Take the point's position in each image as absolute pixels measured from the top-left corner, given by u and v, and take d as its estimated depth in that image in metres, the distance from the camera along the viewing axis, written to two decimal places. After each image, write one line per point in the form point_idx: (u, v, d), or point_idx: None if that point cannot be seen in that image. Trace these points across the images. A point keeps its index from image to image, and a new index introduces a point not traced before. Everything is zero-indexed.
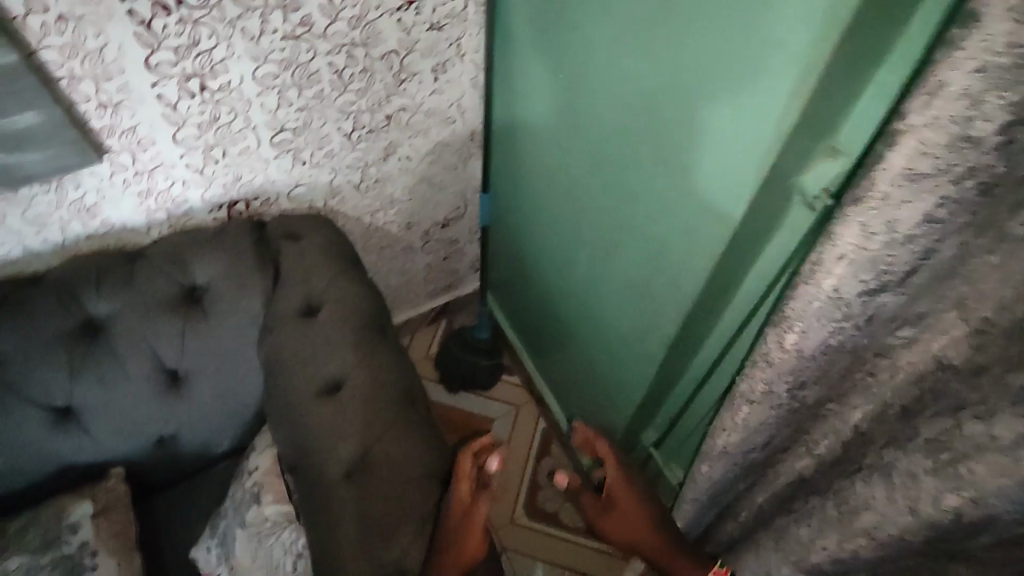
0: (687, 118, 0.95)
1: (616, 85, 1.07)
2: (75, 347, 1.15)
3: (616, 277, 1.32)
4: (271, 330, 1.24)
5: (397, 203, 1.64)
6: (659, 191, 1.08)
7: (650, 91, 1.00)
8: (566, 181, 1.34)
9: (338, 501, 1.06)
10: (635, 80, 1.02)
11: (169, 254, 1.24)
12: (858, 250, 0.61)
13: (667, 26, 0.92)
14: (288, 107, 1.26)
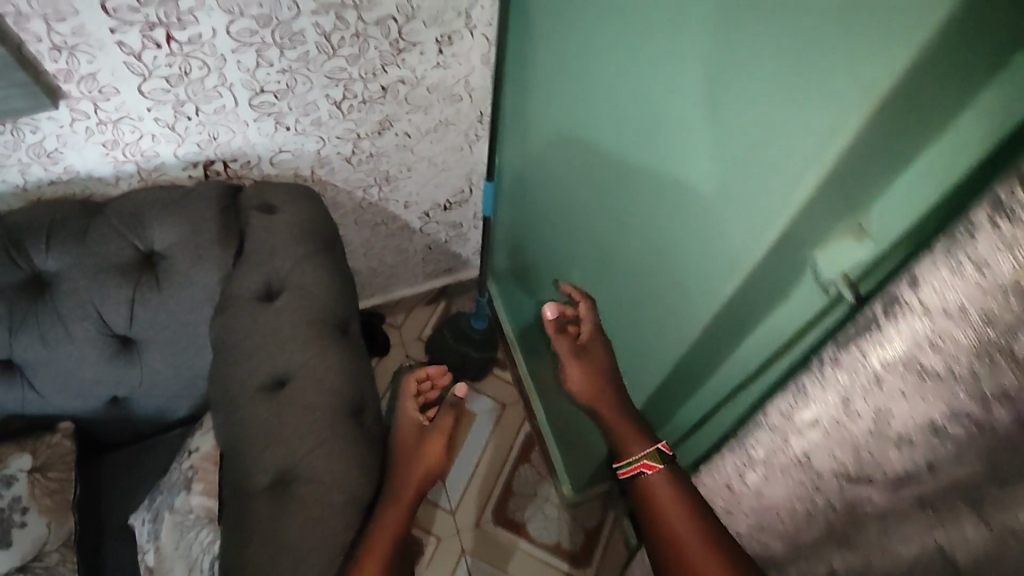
0: (701, 155, 0.81)
1: (638, 94, 0.91)
2: (20, 300, 1.10)
3: (615, 302, 1.22)
4: (224, 308, 1.16)
5: (394, 180, 1.52)
6: (670, 227, 0.94)
7: (667, 113, 0.86)
8: (580, 185, 1.21)
9: (254, 516, 1.04)
10: (651, 96, 0.88)
11: (128, 215, 1.16)
12: (837, 425, 0.69)
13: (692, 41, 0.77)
14: (269, 69, 1.13)
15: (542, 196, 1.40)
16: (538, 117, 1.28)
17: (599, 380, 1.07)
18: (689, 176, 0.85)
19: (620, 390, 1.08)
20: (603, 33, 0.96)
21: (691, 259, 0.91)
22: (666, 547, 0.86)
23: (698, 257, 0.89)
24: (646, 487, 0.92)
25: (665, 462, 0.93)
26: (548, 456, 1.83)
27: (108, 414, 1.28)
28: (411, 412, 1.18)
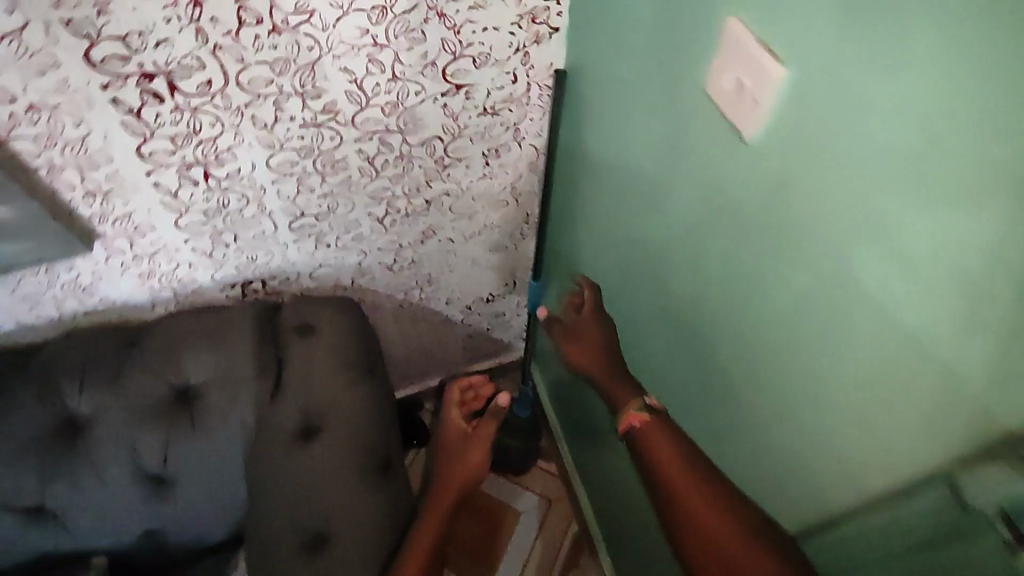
0: (759, 289, 0.69)
1: (688, 204, 0.79)
2: (51, 448, 1.05)
3: None
4: (259, 451, 1.10)
5: (436, 281, 1.44)
6: (739, 358, 0.75)
7: (714, 237, 0.75)
8: (625, 287, 1.04)
9: None
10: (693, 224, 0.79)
11: (160, 351, 1.12)
12: None
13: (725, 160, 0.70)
14: (309, 195, 1.08)
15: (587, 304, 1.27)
16: (582, 228, 1.18)
17: (599, 343, 0.91)
18: (771, 266, 0.66)
19: (617, 361, 0.88)
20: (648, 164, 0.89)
21: (774, 398, 0.70)
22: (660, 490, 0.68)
23: (777, 384, 0.69)
24: (640, 447, 0.72)
25: (651, 416, 0.74)
26: (600, 561, 1.70)
27: (140, 547, 1.20)
28: (456, 417, 1.24)
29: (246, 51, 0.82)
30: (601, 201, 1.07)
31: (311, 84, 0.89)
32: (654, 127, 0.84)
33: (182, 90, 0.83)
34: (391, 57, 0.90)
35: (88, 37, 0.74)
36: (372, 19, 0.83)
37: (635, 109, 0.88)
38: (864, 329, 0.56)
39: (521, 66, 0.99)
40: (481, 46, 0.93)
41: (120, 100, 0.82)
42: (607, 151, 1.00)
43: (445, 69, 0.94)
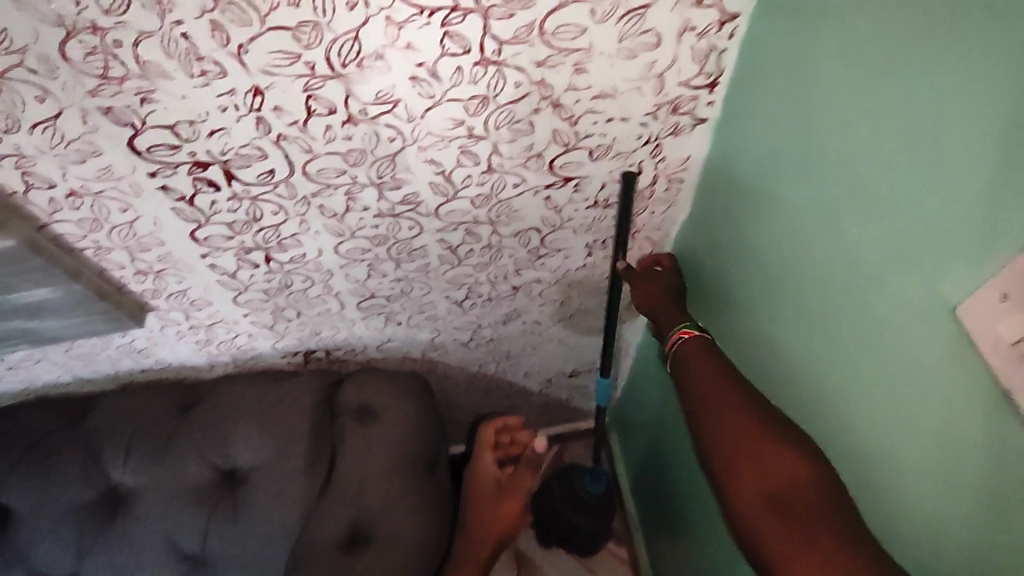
0: (837, 327, 0.62)
1: (757, 273, 0.75)
2: (91, 522, 0.97)
3: None
4: (299, 562, 0.95)
5: (515, 356, 1.27)
6: (851, 414, 0.61)
7: (798, 318, 0.68)
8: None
9: None
10: (780, 314, 0.72)
11: (210, 426, 1.02)
12: None
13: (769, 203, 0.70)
14: (381, 278, 0.93)
15: None
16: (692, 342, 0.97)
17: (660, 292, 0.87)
18: (838, 288, 0.61)
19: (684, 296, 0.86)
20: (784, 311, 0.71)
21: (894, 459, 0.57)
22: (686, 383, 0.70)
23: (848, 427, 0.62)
24: (680, 352, 0.74)
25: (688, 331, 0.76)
26: None
27: None
28: (490, 463, 1.20)
29: (315, 142, 0.67)
30: (726, 333, 0.85)
31: (390, 175, 0.73)
32: (806, 288, 0.66)
33: (240, 179, 0.70)
34: (489, 149, 0.72)
35: (131, 125, 0.61)
36: (470, 109, 0.66)
37: (796, 253, 0.67)
38: (884, 434, 0.57)
39: (649, 158, 0.79)
40: (603, 137, 0.74)
41: (170, 187, 0.70)
42: (736, 281, 0.80)
43: (553, 161, 0.76)
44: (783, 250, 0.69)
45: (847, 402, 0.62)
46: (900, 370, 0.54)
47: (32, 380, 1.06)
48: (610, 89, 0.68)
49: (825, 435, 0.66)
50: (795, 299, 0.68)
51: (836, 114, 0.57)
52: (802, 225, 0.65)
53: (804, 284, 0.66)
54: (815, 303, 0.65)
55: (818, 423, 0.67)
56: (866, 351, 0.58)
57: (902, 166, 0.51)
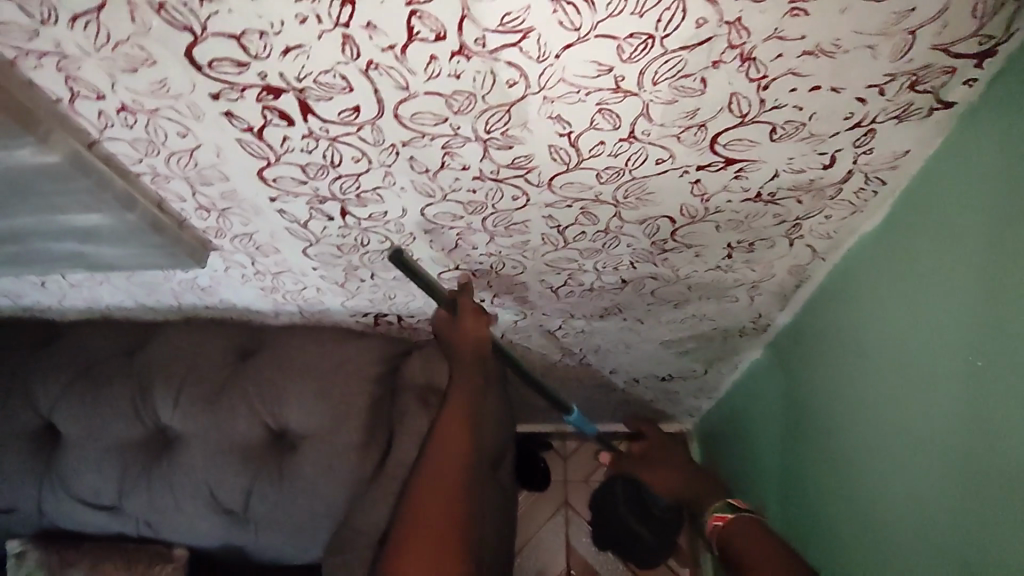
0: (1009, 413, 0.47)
1: (900, 373, 0.62)
2: (137, 458, 0.93)
3: None
4: (342, 549, 0.88)
5: (605, 351, 1.11)
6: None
7: (957, 418, 0.54)
8: (892, 544, 0.64)
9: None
10: (925, 419, 0.58)
11: (265, 380, 0.93)
12: None
13: (925, 293, 0.58)
14: (470, 250, 0.78)
15: (811, 484, 0.85)
16: (832, 384, 0.77)
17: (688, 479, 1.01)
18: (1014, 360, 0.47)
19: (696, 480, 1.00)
20: (936, 411, 0.56)
21: None
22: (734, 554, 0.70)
23: None
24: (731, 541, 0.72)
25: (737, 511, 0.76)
26: None
27: (223, 550, 1.06)
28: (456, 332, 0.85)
29: (413, 76, 0.51)
30: (874, 422, 0.68)
31: (501, 131, 0.57)
32: (972, 375, 0.52)
33: (319, 114, 0.56)
34: (636, 110, 0.54)
35: (189, 29, 0.48)
36: (625, 52, 0.48)
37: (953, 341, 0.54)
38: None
39: (850, 148, 0.58)
40: (796, 112, 0.54)
41: (235, 115, 0.57)
42: (885, 366, 0.65)
43: (717, 137, 0.56)
44: (895, 379, 0.63)
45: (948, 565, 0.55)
46: (1010, 534, 0.47)
47: (96, 301, 1.01)
48: (830, 44, 0.47)
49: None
50: (901, 434, 0.62)
51: (999, 162, 0.48)
52: (919, 359, 0.59)
53: (911, 427, 0.60)
54: (922, 447, 0.58)
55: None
56: (971, 509, 0.52)
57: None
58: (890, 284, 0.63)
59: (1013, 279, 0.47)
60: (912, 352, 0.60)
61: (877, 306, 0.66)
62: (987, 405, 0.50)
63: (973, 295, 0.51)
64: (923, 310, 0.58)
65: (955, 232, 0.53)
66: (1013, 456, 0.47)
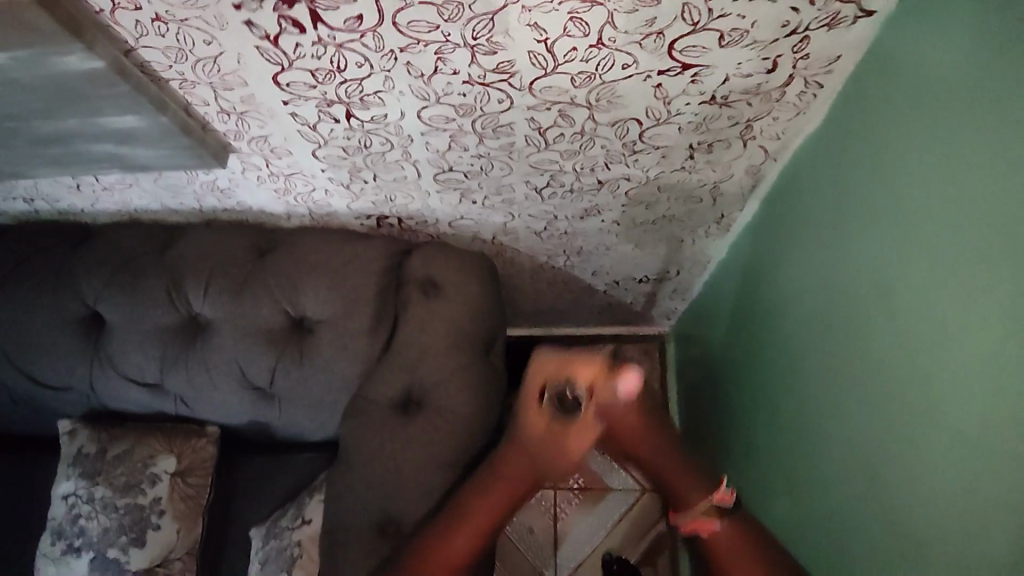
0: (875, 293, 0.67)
1: (815, 287, 0.81)
2: (173, 340, 1.06)
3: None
4: (357, 415, 1.03)
5: (587, 253, 1.22)
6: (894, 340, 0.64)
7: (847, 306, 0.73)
8: (826, 399, 0.79)
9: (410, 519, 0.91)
10: (828, 316, 0.78)
11: (282, 274, 1.05)
12: None
13: (827, 226, 0.77)
14: (462, 152, 0.88)
15: (763, 359, 0.99)
16: (782, 271, 0.89)
17: None
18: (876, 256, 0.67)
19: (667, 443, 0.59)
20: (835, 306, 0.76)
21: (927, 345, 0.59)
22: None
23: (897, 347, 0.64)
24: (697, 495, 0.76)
25: (725, 520, 0.59)
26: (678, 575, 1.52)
27: (251, 425, 1.22)
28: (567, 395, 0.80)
29: None
30: (805, 300, 0.83)
31: (486, 37, 0.65)
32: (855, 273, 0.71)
33: (328, 23, 0.64)
34: (602, 19, 0.63)
35: None
36: None
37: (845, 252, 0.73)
38: (892, 431, 0.65)
39: (790, 53, 0.69)
40: (740, 20, 0.64)
41: (255, 24, 0.65)
42: (808, 265, 0.83)
43: (674, 43, 0.66)
44: (831, 278, 0.77)
45: (867, 412, 0.70)
46: (908, 368, 0.62)
47: (126, 203, 1.13)
48: None
49: (853, 444, 0.72)
50: (835, 321, 0.76)
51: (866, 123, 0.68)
52: (848, 261, 0.73)
53: (820, 325, 0.80)
54: (850, 329, 0.73)
55: (848, 432, 0.74)
56: (880, 363, 0.67)
57: (918, 208, 0.60)
58: (828, 202, 0.77)
59: (874, 203, 0.67)
60: (844, 257, 0.74)
61: (819, 223, 0.79)
62: (893, 281, 0.64)
63: (885, 200, 0.65)
64: (825, 239, 0.78)
65: (874, 153, 0.67)
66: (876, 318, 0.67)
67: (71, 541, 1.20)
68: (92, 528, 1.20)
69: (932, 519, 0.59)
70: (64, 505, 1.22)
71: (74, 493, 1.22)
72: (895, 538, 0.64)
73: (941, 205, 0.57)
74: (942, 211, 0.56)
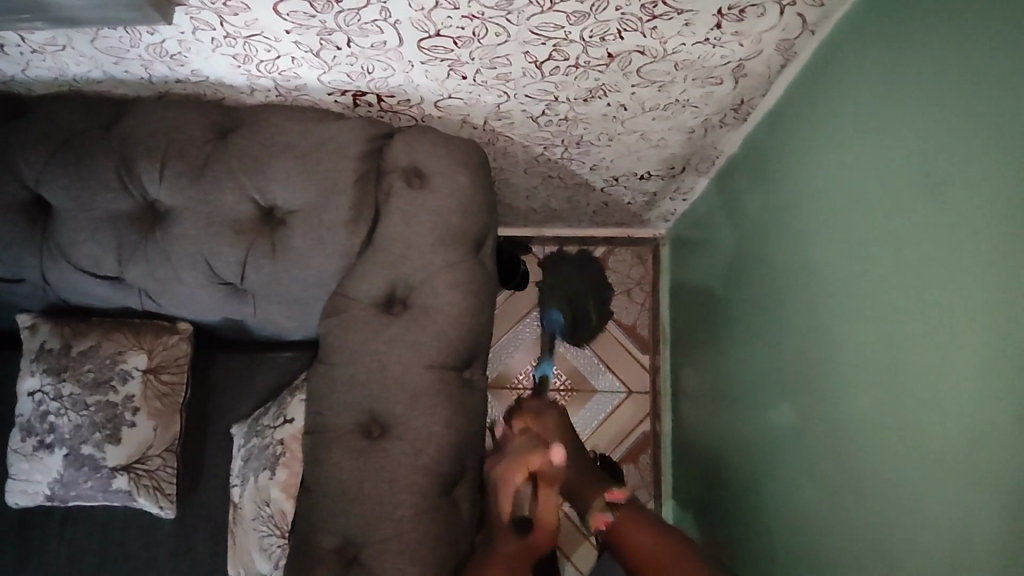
0: (876, 197, 0.68)
1: (822, 192, 0.79)
2: (131, 230, 0.96)
3: (843, 516, 0.74)
4: (338, 313, 0.96)
5: (587, 145, 1.12)
6: (890, 238, 0.65)
7: (848, 210, 0.73)
8: (839, 302, 0.75)
9: (402, 453, 0.89)
10: (829, 222, 0.77)
11: (248, 155, 0.94)
12: None
13: (833, 130, 0.76)
14: (450, 11, 0.76)
15: (773, 263, 0.94)
16: (806, 172, 0.83)
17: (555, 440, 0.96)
18: (879, 157, 0.67)
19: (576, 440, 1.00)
20: (834, 214, 0.76)
21: (921, 241, 0.60)
22: (632, 566, 0.79)
23: (896, 243, 0.64)
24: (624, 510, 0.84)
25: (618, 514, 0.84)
26: (658, 471, 1.59)
27: (225, 323, 1.14)
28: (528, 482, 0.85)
29: None
30: (827, 197, 0.78)
31: None
32: (858, 176, 0.71)
33: None
34: None
35: None
36: None
37: (852, 155, 0.72)
38: (908, 347, 0.62)
39: None
40: None
41: None
42: (827, 160, 0.77)
43: None
44: (853, 189, 0.72)
45: (880, 328, 0.66)
46: (926, 253, 0.59)
47: (63, 71, 0.98)
48: None
49: (852, 344, 0.72)
50: (854, 236, 0.72)
51: (876, 26, 0.67)
52: (876, 171, 0.67)
53: (817, 235, 0.80)
54: (869, 244, 0.69)
55: (860, 335, 0.71)
56: (901, 280, 0.63)
57: (969, 100, 0.54)
58: (861, 104, 0.70)
59: (887, 103, 0.66)
60: (872, 167, 0.68)
61: (847, 128, 0.73)
62: (928, 190, 0.59)
63: (931, 100, 0.59)
64: (827, 152, 0.77)
65: (925, 44, 0.60)
66: (874, 218, 0.68)
67: (42, 438, 1.15)
68: (63, 425, 1.15)
69: (929, 399, 0.59)
70: (31, 403, 1.16)
71: (40, 389, 1.16)
72: (902, 453, 0.63)
73: (1004, 83, 0.51)
74: (1002, 98, 0.51)
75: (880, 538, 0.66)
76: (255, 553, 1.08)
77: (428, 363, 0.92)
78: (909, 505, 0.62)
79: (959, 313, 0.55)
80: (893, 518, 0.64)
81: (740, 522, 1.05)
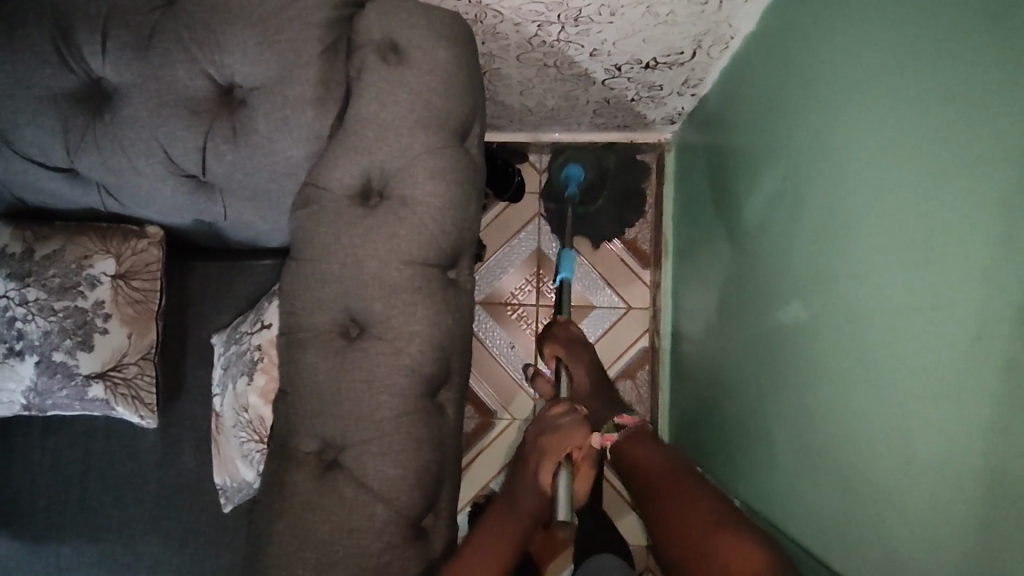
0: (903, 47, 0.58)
1: (841, 53, 0.69)
2: (75, 113, 0.87)
3: (845, 405, 0.68)
4: (309, 205, 0.87)
5: (585, 22, 0.99)
6: (914, 90, 0.56)
7: (872, 69, 0.63)
8: (854, 176, 0.67)
9: (380, 355, 0.83)
10: (847, 87, 0.68)
11: (198, 23, 0.83)
12: None
13: None
14: None
15: (785, 154, 0.85)
16: (827, 34, 0.72)
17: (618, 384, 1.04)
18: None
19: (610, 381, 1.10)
20: (853, 78, 0.66)
21: (953, 85, 0.51)
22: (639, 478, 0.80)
23: (922, 96, 0.55)
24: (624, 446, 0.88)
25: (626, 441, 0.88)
26: (655, 385, 1.56)
27: (195, 226, 1.07)
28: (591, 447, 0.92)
29: None
30: (846, 60, 0.68)
31: None
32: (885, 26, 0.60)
33: None
34: None
35: None
36: None
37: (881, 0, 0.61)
38: (933, 218, 0.54)
39: None
40: None
41: None
42: (849, 16, 0.67)
43: None
44: (873, 85, 0.63)
45: (885, 245, 0.61)
46: (957, 99, 0.51)
47: None
48: None
49: (864, 218, 0.64)
50: (875, 104, 0.62)
51: None
52: (897, 65, 0.59)
53: (832, 102, 0.71)
54: (883, 152, 0.61)
55: (873, 206, 0.63)
56: (915, 201, 0.56)
57: None
58: None
59: None
60: (900, 62, 0.58)
61: (876, 4, 0.62)
62: (954, 108, 0.51)
63: None
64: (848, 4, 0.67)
65: None
66: (898, 70, 0.58)
67: (11, 345, 1.09)
68: (32, 331, 1.09)
69: (952, 264, 0.52)
70: None
71: (3, 295, 1.08)
72: (894, 372, 0.59)
73: None
74: None
75: (883, 422, 0.61)
76: (237, 461, 1.05)
77: (408, 259, 0.84)
78: (911, 419, 0.57)
79: (987, 211, 0.48)
80: (880, 437, 0.62)
81: (743, 430, 1.00)
